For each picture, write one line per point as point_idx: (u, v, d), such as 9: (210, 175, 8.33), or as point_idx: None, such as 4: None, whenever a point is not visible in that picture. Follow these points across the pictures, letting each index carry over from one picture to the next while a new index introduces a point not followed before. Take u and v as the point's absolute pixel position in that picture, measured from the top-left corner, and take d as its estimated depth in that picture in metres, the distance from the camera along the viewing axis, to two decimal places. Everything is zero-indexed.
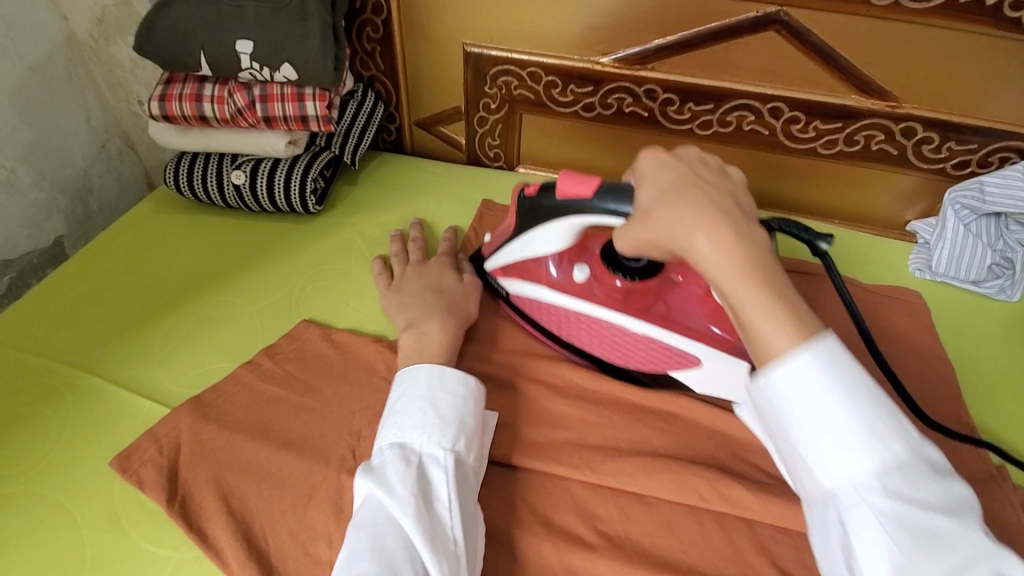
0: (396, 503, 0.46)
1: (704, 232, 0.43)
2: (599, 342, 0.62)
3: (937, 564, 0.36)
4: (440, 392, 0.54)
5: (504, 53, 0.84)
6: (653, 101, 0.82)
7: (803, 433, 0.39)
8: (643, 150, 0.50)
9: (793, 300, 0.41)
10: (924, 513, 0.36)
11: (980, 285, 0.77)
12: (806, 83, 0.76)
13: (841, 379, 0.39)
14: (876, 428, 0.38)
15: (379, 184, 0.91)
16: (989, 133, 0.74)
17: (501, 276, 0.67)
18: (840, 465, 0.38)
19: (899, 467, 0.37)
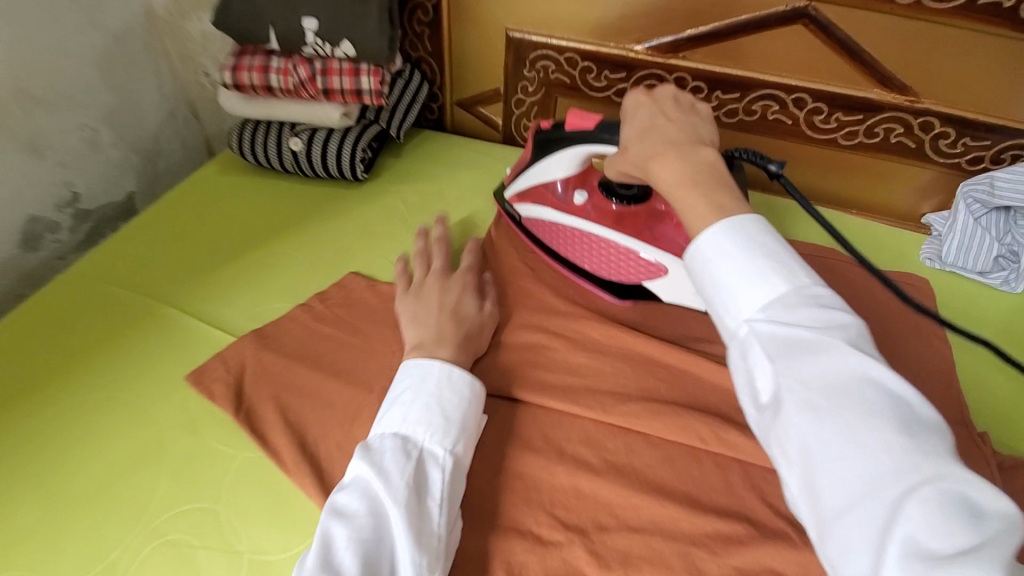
0: (388, 493, 0.48)
1: (654, 157, 0.50)
2: (590, 256, 0.75)
3: (810, 377, 0.38)
4: (449, 393, 0.56)
5: (543, 39, 0.90)
6: (682, 88, 0.87)
7: (708, 281, 0.44)
8: (629, 91, 0.59)
9: (718, 192, 0.46)
10: (800, 334, 0.39)
11: (986, 276, 0.80)
12: (829, 76, 0.80)
13: (739, 232, 0.43)
14: (763, 270, 0.42)
15: (421, 157, 0.98)
16: (1002, 130, 0.78)
17: (517, 201, 0.80)
18: (739, 304, 0.42)
19: (783, 301, 0.40)
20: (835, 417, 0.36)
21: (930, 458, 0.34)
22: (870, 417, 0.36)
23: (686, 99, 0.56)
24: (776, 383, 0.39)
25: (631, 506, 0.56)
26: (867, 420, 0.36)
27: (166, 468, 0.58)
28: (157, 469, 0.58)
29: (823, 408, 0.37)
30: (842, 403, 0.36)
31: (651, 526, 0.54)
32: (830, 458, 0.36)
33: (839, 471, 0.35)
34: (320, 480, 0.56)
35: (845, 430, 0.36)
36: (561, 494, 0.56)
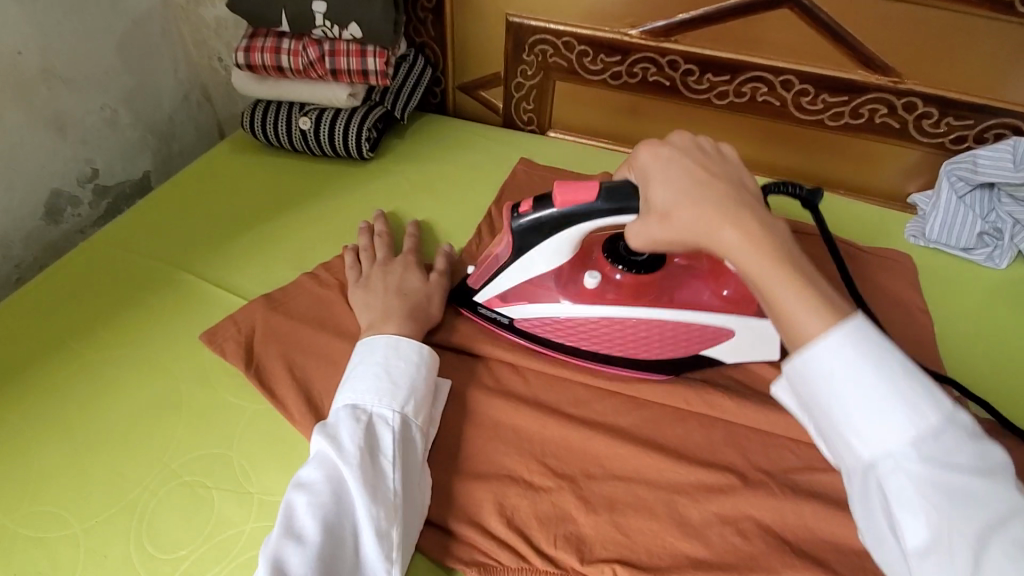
0: (341, 457, 0.50)
1: (726, 228, 0.47)
2: (623, 345, 0.64)
3: (978, 530, 0.36)
4: (395, 359, 0.59)
5: (542, 23, 0.94)
6: (675, 71, 0.91)
7: (839, 406, 0.40)
8: (642, 144, 0.55)
9: (811, 278, 0.44)
10: (962, 479, 0.37)
11: (970, 253, 0.83)
12: (815, 58, 0.83)
13: (869, 350, 0.40)
14: (907, 400, 0.38)
15: (424, 139, 1.02)
16: (984, 109, 0.80)
17: (501, 305, 0.67)
18: (876, 436, 0.39)
19: (936, 437, 0.37)
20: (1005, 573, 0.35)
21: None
22: None
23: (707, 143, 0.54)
24: (938, 534, 0.36)
25: (617, 456, 0.58)
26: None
27: (182, 417, 0.62)
28: (174, 418, 0.62)
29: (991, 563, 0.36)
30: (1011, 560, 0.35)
31: (635, 475, 0.57)
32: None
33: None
34: None
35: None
36: (549, 445, 0.59)
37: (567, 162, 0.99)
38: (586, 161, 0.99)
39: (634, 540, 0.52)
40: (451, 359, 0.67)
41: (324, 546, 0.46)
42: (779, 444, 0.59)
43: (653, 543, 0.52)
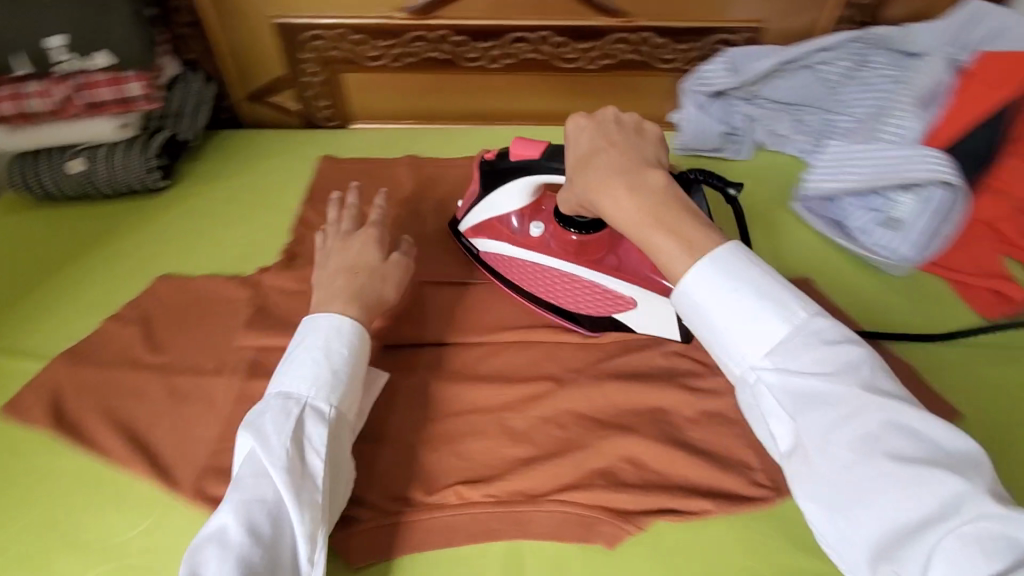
0: (269, 457, 0.50)
1: (604, 189, 0.50)
2: (555, 290, 0.70)
3: (831, 428, 0.42)
4: (337, 345, 0.57)
5: (309, 21, 0.95)
6: (447, 44, 0.96)
7: (706, 328, 0.47)
8: (569, 116, 0.57)
9: (682, 228, 0.48)
10: (812, 383, 0.43)
11: (721, 152, 0.97)
12: (558, 13, 0.93)
13: (727, 270, 0.46)
14: (763, 318, 0.45)
15: (224, 156, 0.99)
16: (701, 32, 0.95)
17: (473, 236, 0.75)
18: (744, 352, 0.46)
19: (783, 346, 0.44)
20: (865, 464, 0.41)
21: (970, 497, 0.38)
22: (890, 467, 0.40)
23: (630, 118, 0.56)
24: (800, 436, 0.44)
25: (452, 397, 0.64)
26: (891, 464, 0.40)
27: None
28: None
29: (854, 460, 0.41)
30: (868, 451, 0.41)
31: (469, 408, 0.63)
32: (867, 502, 0.40)
33: (884, 518, 0.40)
34: (154, 463, 0.60)
35: (873, 477, 0.40)
36: (386, 404, 0.63)
37: (372, 149, 1.01)
38: (388, 146, 1.01)
39: (474, 461, 0.59)
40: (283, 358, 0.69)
41: (254, 550, 0.46)
42: (588, 347, 0.68)
43: (490, 458, 0.59)
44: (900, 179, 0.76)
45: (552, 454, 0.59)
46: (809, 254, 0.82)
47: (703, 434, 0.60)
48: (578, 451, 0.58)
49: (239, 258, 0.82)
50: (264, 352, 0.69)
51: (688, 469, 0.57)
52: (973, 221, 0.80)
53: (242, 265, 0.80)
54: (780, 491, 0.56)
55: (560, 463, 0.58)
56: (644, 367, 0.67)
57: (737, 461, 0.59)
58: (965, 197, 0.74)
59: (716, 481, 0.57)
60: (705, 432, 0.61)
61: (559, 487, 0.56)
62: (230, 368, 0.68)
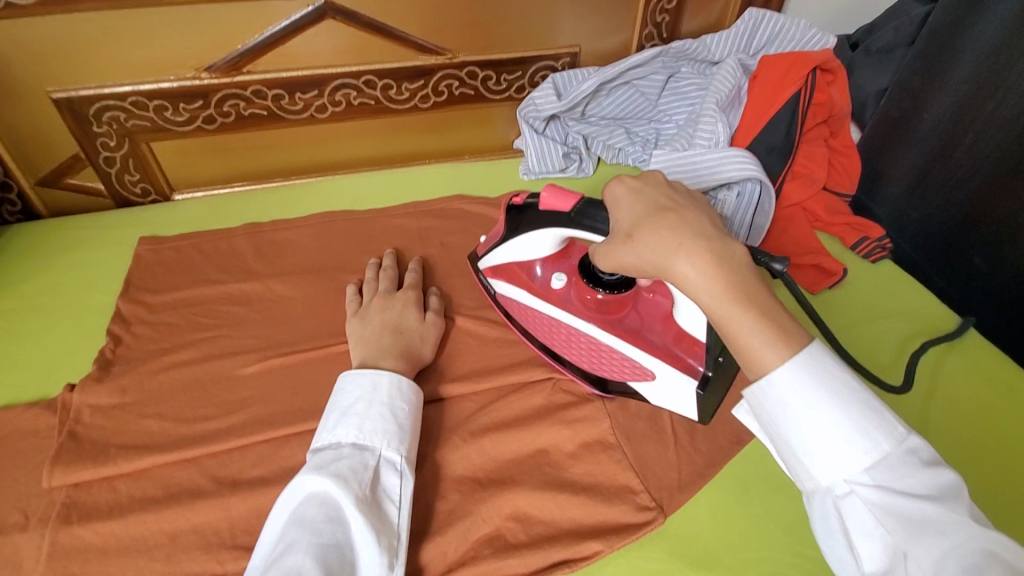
0: (353, 500, 0.49)
1: (682, 253, 0.44)
2: (574, 348, 0.66)
3: (933, 554, 0.36)
4: (400, 399, 0.58)
5: (95, 91, 0.83)
6: (265, 99, 0.90)
7: (793, 437, 0.41)
8: (612, 179, 0.53)
9: (769, 307, 0.42)
10: (916, 506, 0.37)
11: (567, 171, 0.99)
12: (380, 55, 0.91)
13: (824, 380, 0.40)
14: (860, 427, 0.39)
15: (18, 256, 0.84)
16: (524, 60, 0.97)
17: (491, 275, 0.71)
18: (837, 465, 0.39)
19: (885, 461, 0.38)
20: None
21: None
22: None
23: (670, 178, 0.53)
24: (895, 554, 0.38)
25: None
26: None
27: None
28: None
29: None
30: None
31: None
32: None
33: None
34: None
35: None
36: (248, 525, 0.56)
37: (200, 222, 0.90)
38: (217, 215, 0.91)
39: None
40: (108, 490, 0.58)
41: None
42: (458, 406, 0.66)
43: None
44: (717, 180, 0.81)
45: (433, 531, 0.55)
46: None
47: (584, 468, 0.60)
48: (460, 522, 0.56)
49: (43, 380, 0.69)
50: (79, 489, 0.58)
51: (572, 511, 0.57)
52: (787, 206, 0.90)
53: (46, 386, 0.68)
54: (663, 509, 0.57)
55: (443, 539, 0.55)
56: (519, 410, 0.65)
57: (619, 488, 0.59)
58: (772, 192, 0.80)
59: (601, 516, 0.57)
60: (585, 465, 0.61)
61: (446, 567, 0.54)
62: (37, 519, 0.56)
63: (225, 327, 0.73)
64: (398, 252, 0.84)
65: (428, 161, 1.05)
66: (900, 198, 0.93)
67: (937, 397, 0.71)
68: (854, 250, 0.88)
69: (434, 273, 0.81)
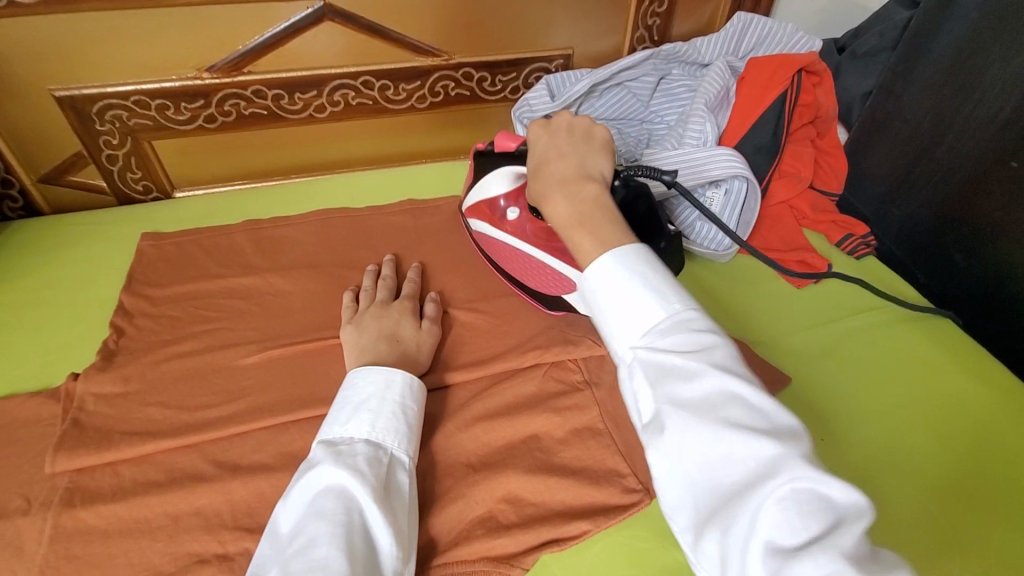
0: (371, 492, 0.50)
1: (546, 198, 0.57)
2: (527, 273, 0.74)
3: (683, 393, 0.42)
4: (410, 398, 0.60)
5: (99, 90, 0.85)
6: (265, 99, 0.92)
7: (601, 309, 0.49)
8: (531, 123, 0.65)
9: (600, 225, 0.53)
10: (674, 359, 0.43)
11: None
12: (378, 57, 0.93)
13: (617, 263, 0.49)
14: (642, 298, 0.47)
15: (21, 250, 0.85)
16: (519, 62, 1.00)
17: (469, 216, 0.81)
18: (626, 333, 0.47)
19: (660, 328, 0.45)
20: (704, 429, 0.40)
21: (786, 460, 0.37)
22: (723, 432, 0.40)
23: (582, 125, 0.63)
24: (655, 404, 0.43)
25: None
26: (728, 429, 0.40)
27: None
28: None
29: (691, 421, 0.41)
30: (708, 418, 0.40)
31: None
32: (699, 457, 0.40)
33: (707, 474, 0.39)
34: None
35: (707, 439, 0.40)
36: (248, 509, 0.57)
37: (200, 219, 0.92)
38: (219, 212, 0.93)
39: None
40: (110, 475, 0.60)
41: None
42: (452, 395, 0.68)
43: None
44: (705, 177, 0.83)
45: (428, 513, 0.57)
46: None
47: (575, 453, 0.62)
48: (454, 504, 0.58)
49: (46, 370, 0.70)
50: (82, 474, 0.59)
51: (562, 494, 0.59)
52: (773, 204, 0.92)
53: (48, 376, 0.70)
54: (649, 491, 0.59)
55: (438, 521, 0.57)
56: (512, 398, 0.67)
57: (608, 472, 0.61)
58: (758, 192, 0.84)
59: (591, 499, 0.59)
60: (575, 450, 0.62)
61: (441, 548, 0.56)
62: (39, 503, 0.57)
63: (225, 319, 0.75)
64: (397, 256, 0.85)
65: (424, 161, 1.07)
66: (884, 197, 0.96)
67: (909, 382, 0.75)
68: (838, 247, 0.91)
69: (430, 267, 0.83)
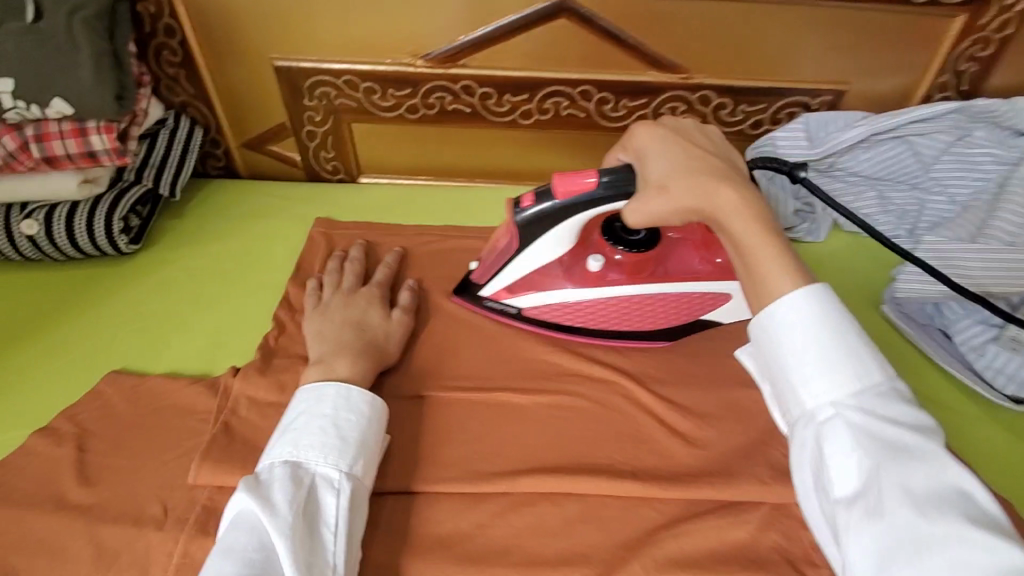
0: (277, 525, 0.44)
1: (718, 192, 0.50)
2: (632, 317, 0.65)
3: (908, 477, 0.39)
4: (345, 410, 0.52)
5: (313, 64, 0.82)
6: (472, 97, 0.83)
7: (782, 351, 0.45)
8: (636, 125, 0.57)
9: (778, 232, 0.48)
10: (894, 431, 0.40)
11: (791, 231, 0.82)
12: (606, 64, 0.79)
13: (820, 310, 0.44)
14: (851, 356, 0.43)
15: (209, 213, 0.85)
16: (772, 92, 0.81)
17: (501, 296, 0.67)
18: (823, 388, 0.43)
19: (871, 391, 0.42)
20: (937, 521, 0.37)
21: None
22: (966, 538, 0.36)
23: (694, 126, 0.58)
24: (868, 478, 0.39)
25: None
26: (968, 534, 0.36)
27: None
28: None
29: (914, 510, 0.38)
30: (946, 511, 0.37)
31: None
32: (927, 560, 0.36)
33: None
34: None
35: (945, 535, 0.36)
36: None
37: (380, 212, 0.86)
38: (398, 209, 0.86)
39: None
40: None
41: None
42: (635, 513, 0.53)
43: None
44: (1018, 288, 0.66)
45: None
46: (907, 368, 0.70)
47: None
48: None
49: (209, 355, 0.67)
50: (219, 494, 0.54)
51: None
52: None
53: (210, 363, 0.66)
54: None
55: None
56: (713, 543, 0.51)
57: None
58: None
59: None
60: None
61: None
62: (174, 517, 0.52)
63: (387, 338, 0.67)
64: (370, 245, 0.76)
65: None
66: None
67: None
68: None
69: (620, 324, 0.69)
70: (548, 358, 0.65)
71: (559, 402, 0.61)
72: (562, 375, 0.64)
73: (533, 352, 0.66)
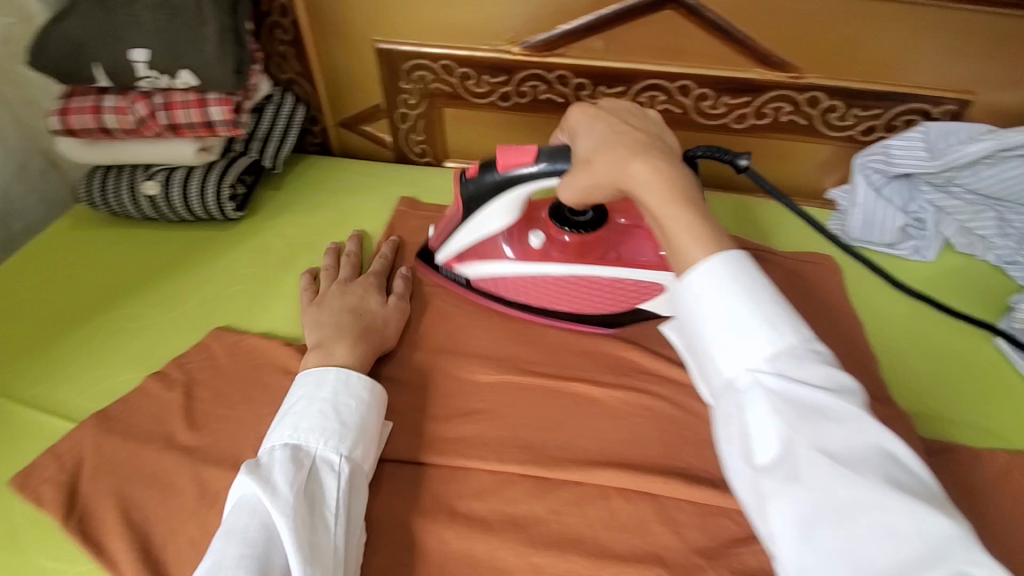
0: (278, 505, 0.45)
1: (637, 161, 0.48)
2: (568, 297, 0.66)
3: (828, 440, 0.37)
4: (344, 395, 0.54)
5: (414, 47, 0.84)
6: (566, 87, 0.83)
7: (696, 315, 0.43)
8: (572, 107, 0.58)
9: (701, 206, 0.46)
10: (812, 394, 0.38)
11: (895, 248, 0.78)
12: (709, 60, 0.77)
13: (739, 271, 0.43)
14: (767, 320, 0.41)
15: (305, 186, 0.89)
16: (889, 96, 0.76)
17: (456, 263, 0.69)
18: (745, 353, 0.40)
19: (789, 353, 0.40)
20: (860, 479, 0.36)
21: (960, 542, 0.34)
22: (890, 496, 0.35)
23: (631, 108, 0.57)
24: (790, 444, 0.37)
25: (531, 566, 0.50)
26: (890, 492, 0.35)
27: None
28: None
29: (834, 474, 0.36)
30: (865, 470, 0.36)
31: None
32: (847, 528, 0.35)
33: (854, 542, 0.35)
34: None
35: (867, 494, 0.35)
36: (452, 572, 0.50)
37: None
38: None
39: None
40: None
41: None
42: (714, 520, 0.52)
43: None
44: None
45: None
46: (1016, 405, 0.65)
47: None
48: None
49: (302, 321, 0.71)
50: None
51: None
52: None
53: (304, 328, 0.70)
54: None
55: None
56: None
57: None
58: None
59: None
60: None
61: None
62: None
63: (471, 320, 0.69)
64: (359, 236, 0.79)
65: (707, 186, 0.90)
66: None
67: None
68: None
69: None
70: (629, 356, 0.64)
71: (639, 400, 0.60)
72: (643, 373, 0.63)
73: (615, 348, 0.65)
